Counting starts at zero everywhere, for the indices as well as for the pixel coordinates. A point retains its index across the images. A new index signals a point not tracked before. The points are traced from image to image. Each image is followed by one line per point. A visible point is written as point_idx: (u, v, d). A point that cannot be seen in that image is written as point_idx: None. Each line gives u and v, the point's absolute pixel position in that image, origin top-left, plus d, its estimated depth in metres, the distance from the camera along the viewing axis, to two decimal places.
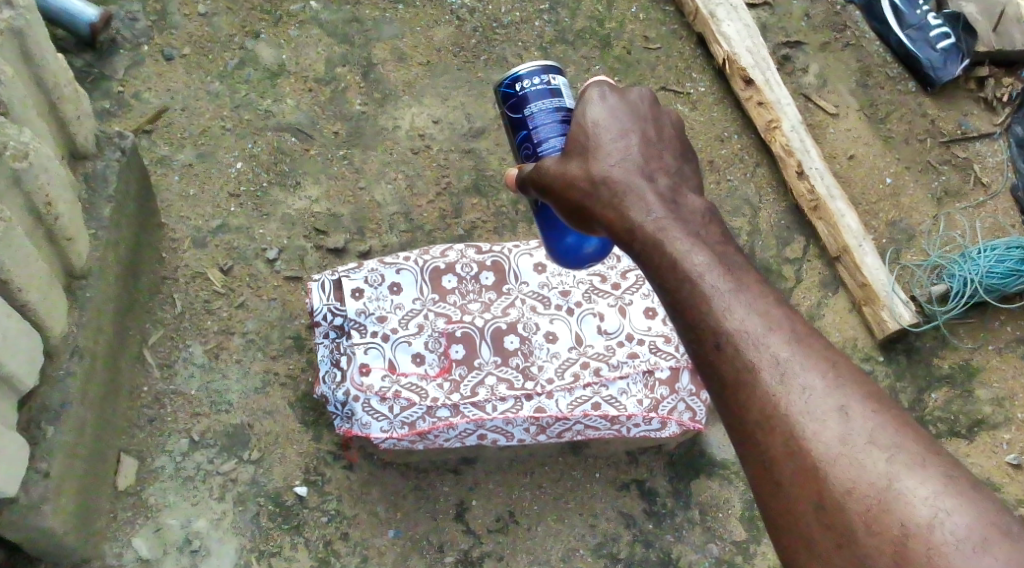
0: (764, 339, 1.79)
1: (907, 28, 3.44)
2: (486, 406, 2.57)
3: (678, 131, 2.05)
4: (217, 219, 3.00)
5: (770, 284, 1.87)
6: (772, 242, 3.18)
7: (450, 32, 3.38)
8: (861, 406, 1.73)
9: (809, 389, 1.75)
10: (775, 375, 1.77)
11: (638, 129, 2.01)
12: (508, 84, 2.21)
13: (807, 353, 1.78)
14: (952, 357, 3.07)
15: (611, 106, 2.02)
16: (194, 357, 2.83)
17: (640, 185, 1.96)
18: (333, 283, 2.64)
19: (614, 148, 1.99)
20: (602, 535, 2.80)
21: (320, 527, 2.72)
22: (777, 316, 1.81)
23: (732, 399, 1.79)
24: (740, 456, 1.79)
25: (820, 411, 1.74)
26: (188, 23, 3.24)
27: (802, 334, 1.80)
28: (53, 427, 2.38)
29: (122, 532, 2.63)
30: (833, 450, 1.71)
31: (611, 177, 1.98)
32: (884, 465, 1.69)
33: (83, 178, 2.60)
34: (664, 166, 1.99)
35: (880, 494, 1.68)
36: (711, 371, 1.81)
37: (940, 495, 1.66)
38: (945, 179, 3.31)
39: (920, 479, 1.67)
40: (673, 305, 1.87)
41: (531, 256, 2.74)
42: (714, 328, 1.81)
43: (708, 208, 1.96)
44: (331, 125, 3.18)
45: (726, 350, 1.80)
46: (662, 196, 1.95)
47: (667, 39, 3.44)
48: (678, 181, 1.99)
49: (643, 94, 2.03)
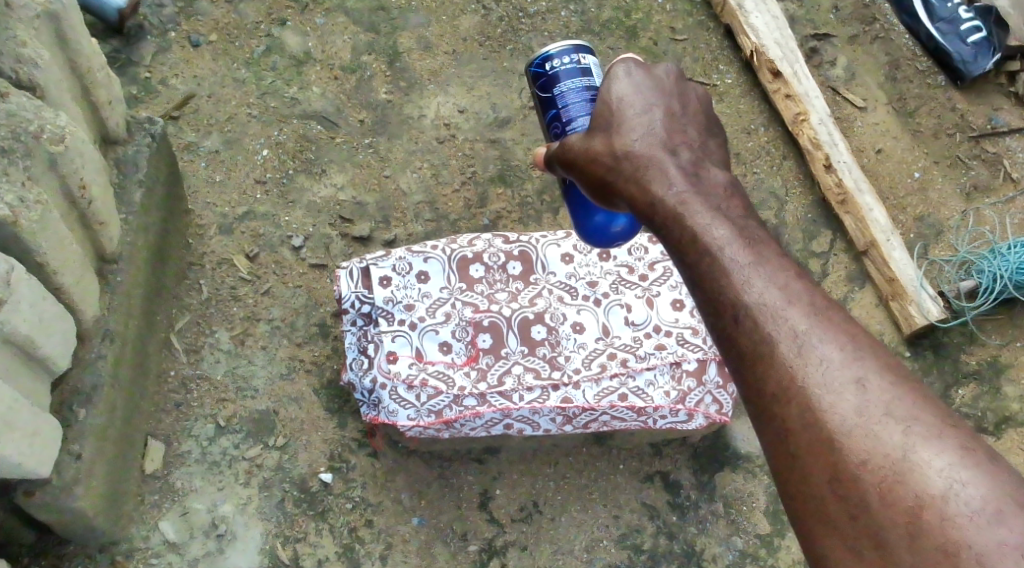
0: (783, 312, 1.75)
1: (937, 21, 3.41)
2: (513, 395, 2.57)
3: (705, 107, 2.03)
4: (244, 205, 3.01)
5: (790, 257, 1.84)
6: (798, 235, 3.17)
7: (475, 21, 3.37)
8: (879, 378, 1.70)
9: (826, 360, 1.72)
10: (792, 348, 1.74)
11: (662, 103, 1.99)
12: (537, 64, 2.25)
13: (826, 325, 1.74)
14: (979, 353, 3.06)
15: (637, 82, 2.00)
16: (220, 343, 2.84)
17: (662, 159, 1.95)
18: (361, 271, 2.63)
19: (638, 123, 1.98)
20: (626, 526, 2.80)
21: (344, 513, 2.73)
22: (797, 289, 1.78)
23: (749, 371, 1.76)
24: (757, 428, 1.76)
25: (837, 383, 1.70)
26: (214, 10, 3.24)
27: (821, 307, 1.76)
28: (85, 410, 2.39)
29: (149, 515, 2.65)
30: (849, 422, 1.68)
31: (633, 152, 1.97)
32: (900, 437, 1.65)
33: (115, 163, 2.61)
34: (687, 140, 1.98)
35: (895, 465, 1.64)
36: (728, 343, 1.78)
37: (956, 467, 1.62)
38: (974, 174, 3.30)
39: (937, 451, 1.63)
40: (691, 278, 1.85)
41: (558, 247, 2.74)
42: (733, 301, 1.79)
43: (731, 182, 1.94)
44: (357, 114, 3.18)
45: (744, 323, 1.77)
46: (685, 170, 1.94)
47: (694, 30, 3.43)
48: (702, 154, 1.97)
49: (669, 69, 2.02)
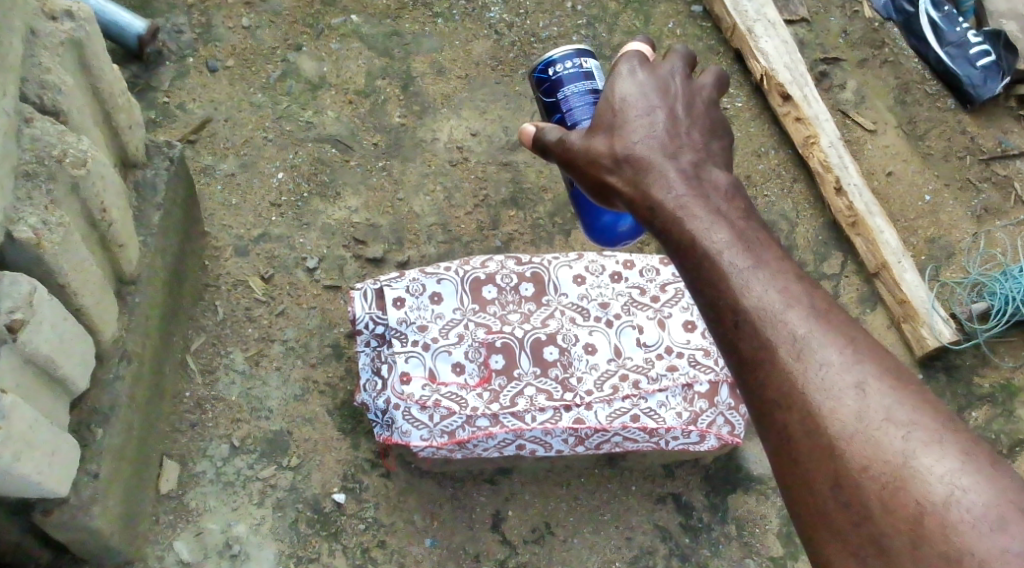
0: (782, 315, 1.77)
1: (947, 45, 3.44)
2: (525, 416, 2.58)
3: (708, 108, 2.06)
4: (259, 228, 3.05)
5: (791, 260, 1.85)
6: (809, 258, 3.18)
7: (488, 46, 3.41)
8: (878, 382, 1.71)
9: (825, 364, 1.73)
10: (791, 352, 1.75)
11: (664, 105, 2.02)
12: (542, 69, 2.32)
13: (825, 328, 1.76)
14: (992, 376, 3.06)
15: (641, 81, 2.04)
16: (235, 364, 2.87)
17: (663, 160, 1.97)
18: (375, 292, 2.66)
19: (639, 124, 2.01)
20: (638, 548, 2.80)
21: (357, 534, 2.74)
22: (796, 291, 1.79)
23: (750, 377, 1.78)
24: (759, 433, 1.78)
25: (837, 388, 1.71)
26: (232, 36, 3.29)
27: (821, 309, 1.78)
28: (103, 430, 2.41)
29: (163, 535, 2.67)
30: (850, 427, 1.69)
31: (633, 153, 1.99)
32: (900, 442, 1.66)
33: (134, 187, 2.65)
34: (690, 142, 2.00)
35: (896, 471, 1.65)
36: (729, 348, 1.80)
37: (958, 473, 1.62)
38: (985, 197, 3.31)
39: (938, 456, 1.64)
40: (692, 282, 1.87)
41: (570, 268, 2.75)
42: (733, 304, 1.80)
43: (733, 182, 1.96)
44: (371, 137, 3.22)
45: (744, 326, 1.79)
46: (685, 172, 1.96)
47: (704, 55, 3.46)
48: (704, 156, 1.99)
49: (673, 71, 2.05)
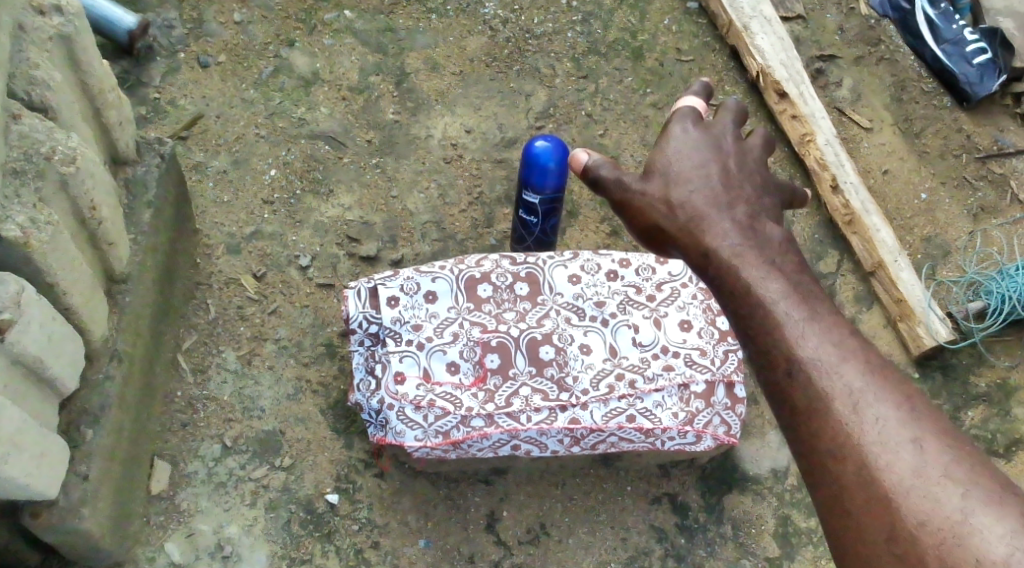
0: (837, 369, 2.03)
1: (943, 43, 3.43)
2: (520, 417, 2.57)
3: (761, 167, 2.43)
4: (251, 225, 3.02)
5: (841, 316, 2.15)
6: (806, 256, 3.16)
7: (483, 42, 3.38)
8: (934, 441, 1.91)
9: (882, 420, 1.95)
10: (846, 405, 1.99)
11: (718, 162, 2.38)
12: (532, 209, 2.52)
13: (880, 386, 1.99)
14: (988, 375, 3.04)
15: (694, 138, 2.40)
16: (227, 363, 2.85)
17: (718, 213, 2.34)
18: (368, 291, 2.63)
19: (695, 176, 2.37)
20: (634, 548, 2.78)
21: (350, 535, 2.72)
22: (849, 347, 2.07)
23: (806, 426, 2.02)
24: (816, 479, 1.98)
25: (894, 444, 1.92)
26: (223, 31, 3.26)
27: (876, 368, 2.02)
28: (93, 431, 2.39)
29: (155, 536, 2.65)
30: (907, 482, 1.88)
31: (690, 202, 2.36)
32: (958, 501, 1.84)
33: (124, 184, 2.63)
34: (744, 197, 2.36)
35: (953, 528, 1.82)
36: (785, 397, 2.06)
37: (1016, 535, 1.78)
38: (981, 195, 3.29)
39: (996, 518, 1.80)
40: (745, 327, 2.21)
41: (565, 268, 2.70)
42: (787, 354, 2.09)
43: (783, 237, 2.32)
44: (365, 134, 3.19)
45: (798, 376, 2.06)
46: (740, 225, 2.32)
47: (699, 52, 3.43)
48: (757, 210, 2.35)
49: (726, 130, 2.43)
